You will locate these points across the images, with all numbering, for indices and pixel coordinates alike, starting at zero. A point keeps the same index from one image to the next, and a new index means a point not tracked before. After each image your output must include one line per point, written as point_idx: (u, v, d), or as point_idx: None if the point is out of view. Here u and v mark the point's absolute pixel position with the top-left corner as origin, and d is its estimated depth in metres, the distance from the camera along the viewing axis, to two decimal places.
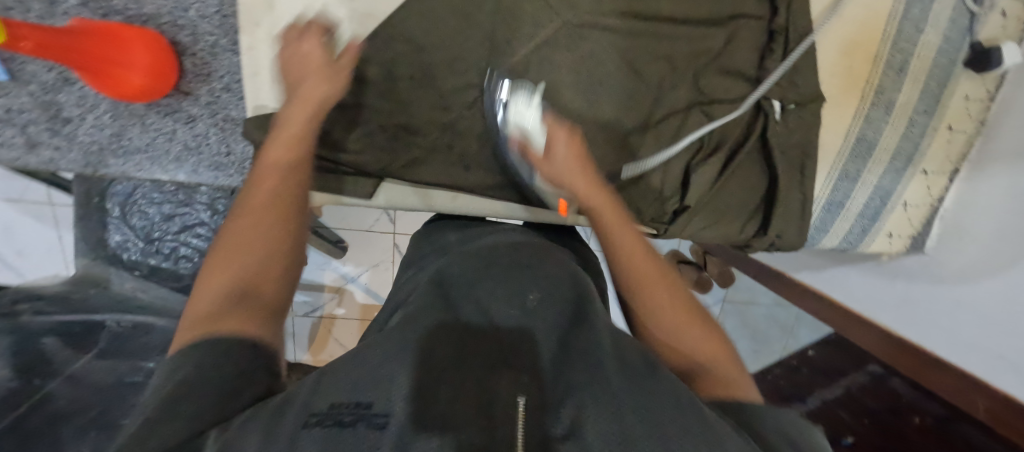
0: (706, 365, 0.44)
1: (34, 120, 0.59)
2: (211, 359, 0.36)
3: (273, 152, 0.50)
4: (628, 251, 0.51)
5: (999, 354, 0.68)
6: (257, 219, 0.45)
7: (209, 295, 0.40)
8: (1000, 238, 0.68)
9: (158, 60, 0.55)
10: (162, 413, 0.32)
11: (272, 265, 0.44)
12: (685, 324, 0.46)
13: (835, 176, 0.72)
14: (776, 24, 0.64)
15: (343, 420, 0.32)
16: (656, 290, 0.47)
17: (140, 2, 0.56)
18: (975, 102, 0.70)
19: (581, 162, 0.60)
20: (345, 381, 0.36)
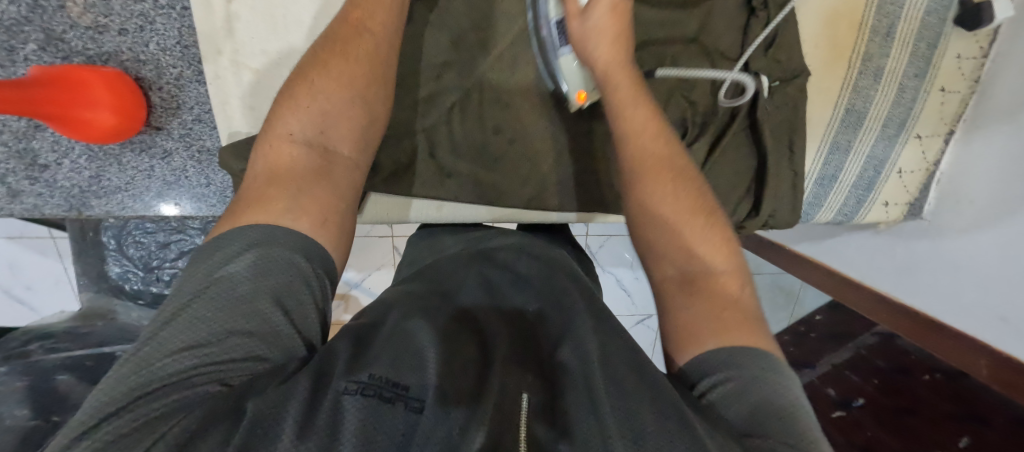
0: (713, 304, 0.40)
1: (11, 169, 0.59)
2: (271, 257, 0.38)
3: (356, 38, 0.49)
4: (650, 163, 0.47)
5: (1000, 316, 0.67)
6: (331, 100, 0.46)
7: (288, 148, 0.43)
8: (1004, 198, 0.66)
9: (123, 101, 0.54)
10: (204, 330, 0.34)
11: (346, 134, 0.46)
12: (699, 247, 0.43)
13: (825, 150, 0.70)
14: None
15: (383, 395, 0.33)
16: (666, 189, 0.45)
17: (98, 41, 0.55)
18: (967, 60, 0.68)
19: (624, 34, 0.53)
20: (382, 355, 0.37)
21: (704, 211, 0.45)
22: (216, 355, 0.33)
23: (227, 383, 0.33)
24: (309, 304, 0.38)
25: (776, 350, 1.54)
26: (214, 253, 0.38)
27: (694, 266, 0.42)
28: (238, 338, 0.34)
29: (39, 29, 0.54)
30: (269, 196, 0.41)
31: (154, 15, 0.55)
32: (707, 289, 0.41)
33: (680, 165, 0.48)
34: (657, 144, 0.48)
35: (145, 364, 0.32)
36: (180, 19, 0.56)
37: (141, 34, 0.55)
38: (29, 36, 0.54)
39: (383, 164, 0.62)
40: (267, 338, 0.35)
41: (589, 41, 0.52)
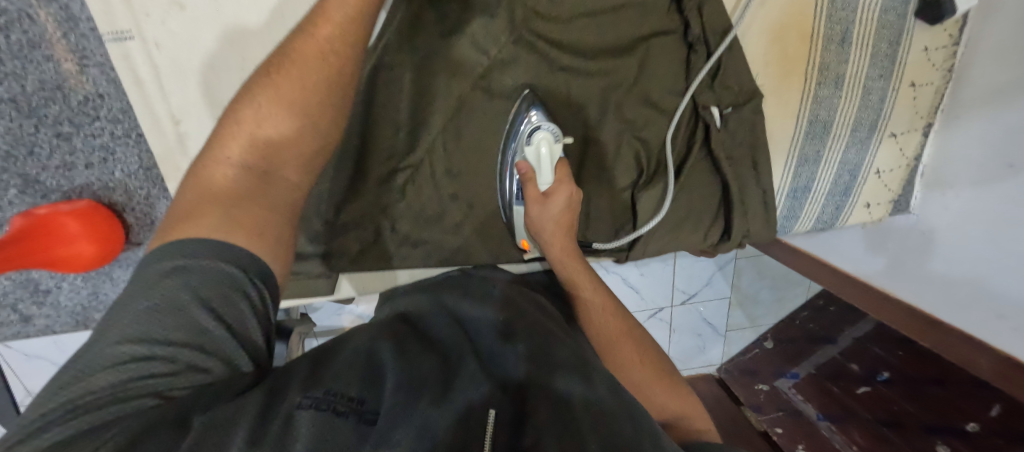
0: (687, 431, 0.50)
1: (20, 298, 0.65)
2: (208, 271, 0.39)
3: (309, 45, 0.47)
4: (617, 338, 0.56)
5: (997, 313, 0.63)
6: (282, 116, 0.46)
7: (227, 173, 0.44)
8: (998, 189, 0.62)
9: (97, 229, 0.58)
10: (141, 344, 0.35)
11: (289, 157, 0.47)
12: (668, 399, 0.53)
13: (794, 163, 0.68)
14: (691, 35, 0.59)
15: (336, 409, 0.36)
16: (631, 353, 0.55)
17: (70, 177, 0.59)
18: (937, 51, 0.64)
19: (567, 224, 0.61)
20: (340, 376, 0.39)
21: (661, 361, 0.55)
22: (153, 368, 0.35)
23: (168, 394, 0.35)
24: (249, 313, 0.40)
25: (793, 327, 1.32)
26: (151, 263, 0.39)
27: (666, 413, 0.52)
28: (172, 346, 0.36)
29: (16, 175, 0.58)
30: (201, 219, 0.41)
31: (113, 145, 0.58)
32: (681, 425, 0.51)
33: (632, 324, 0.57)
34: (613, 314, 0.58)
35: (81, 377, 0.34)
36: (137, 146, 0.58)
37: (106, 165, 0.59)
38: (9, 183, 0.58)
39: (350, 245, 0.65)
40: (205, 346, 0.37)
41: (544, 227, 0.60)
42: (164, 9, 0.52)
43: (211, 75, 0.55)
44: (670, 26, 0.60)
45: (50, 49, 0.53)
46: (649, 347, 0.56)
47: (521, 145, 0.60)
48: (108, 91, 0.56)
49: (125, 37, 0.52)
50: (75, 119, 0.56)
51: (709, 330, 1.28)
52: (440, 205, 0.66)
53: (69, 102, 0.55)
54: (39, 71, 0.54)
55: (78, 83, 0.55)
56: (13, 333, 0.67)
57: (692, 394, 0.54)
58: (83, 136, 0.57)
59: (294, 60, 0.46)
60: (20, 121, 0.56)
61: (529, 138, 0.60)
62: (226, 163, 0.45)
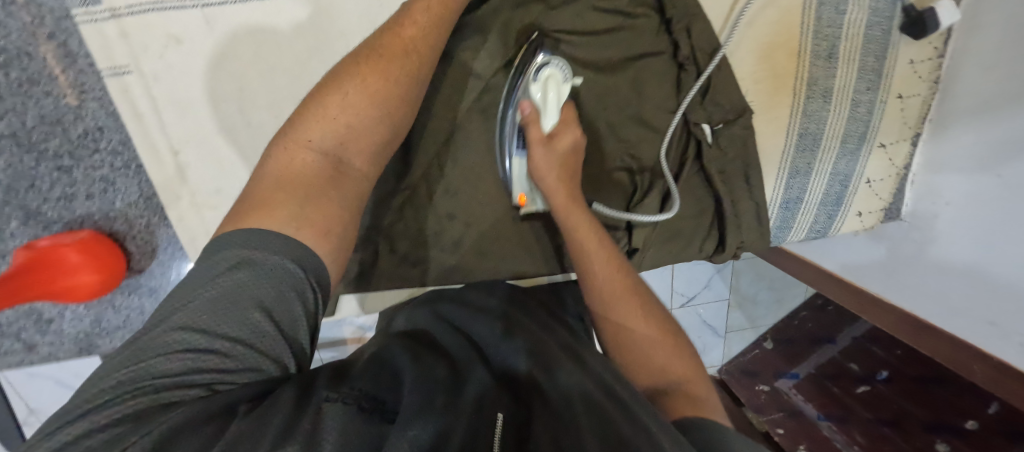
0: (685, 396, 0.43)
1: (24, 327, 0.66)
2: (272, 267, 0.37)
3: (392, 41, 0.49)
4: (618, 292, 0.50)
5: (989, 320, 0.64)
6: (358, 104, 0.46)
7: (303, 158, 0.44)
8: (991, 199, 0.62)
9: (99, 258, 0.58)
10: (199, 334, 0.35)
11: (362, 147, 0.47)
12: (667, 363, 0.46)
13: (785, 176, 0.69)
14: (680, 56, 0.60)
15: (361, 405, 0.37)
16: (632, 310, 0.49)
17: (71, 208, 0.60)
18: (923, 63, 0.65)
19: (570, 172, 0.57)
20: (364, 379, 0.41)
21: (665, 321, 0.49)
22: (205, 361, 0.34)
23: (214, 389, 0.34)
24: (302, 317, 0.38)
25: (791, 327, 1.24)
26: (213, 253, 0.38)
27: (663, 377, 0.45)
28: (226, 340, 0.35)
29: (18, 208, 0.59)
30: (281, 209, 0.40)
31: (113, 177, 0.59)
32: (679, 388, 0.44)
33: (637, 282, 0.51)
34: (614, 268, 0.51)
35: (138, 359, 0.33)
36: (137, 176, 0.59)
37: (106, 196, 0.60)
38: (11, 215, 0.59)
39: (349, 266, 0.66)
40: (255, 343, 0.36)
41: (543, 173, 0.56)
42: (161, 44, 0.53)
43: (209, 106, 0.56)
44: (659, 45, 0.61)
45: (50, 85, 0.54)
46: (655, 307, 0.50)
47: (523, 84, 0.58)
48: (107, 124, 0.56)
49: (124, 72, 0.53)
50: (75, 153, 0.57)
51: (709, 333, 1.21)
52: (438, 225, 0.66)
53: (68, 136, 0.56)
54: (39, 106, 0.55)
55: (77, 117, 0.56)
56: (17, 360, 0.67)
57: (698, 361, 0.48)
58: (83, 169, 0.58)
59: (378, 54, 0.48)
60: (21, 156, 0.57)
61: (539, 78, 0.57)
62: (307, 145, 0.44)
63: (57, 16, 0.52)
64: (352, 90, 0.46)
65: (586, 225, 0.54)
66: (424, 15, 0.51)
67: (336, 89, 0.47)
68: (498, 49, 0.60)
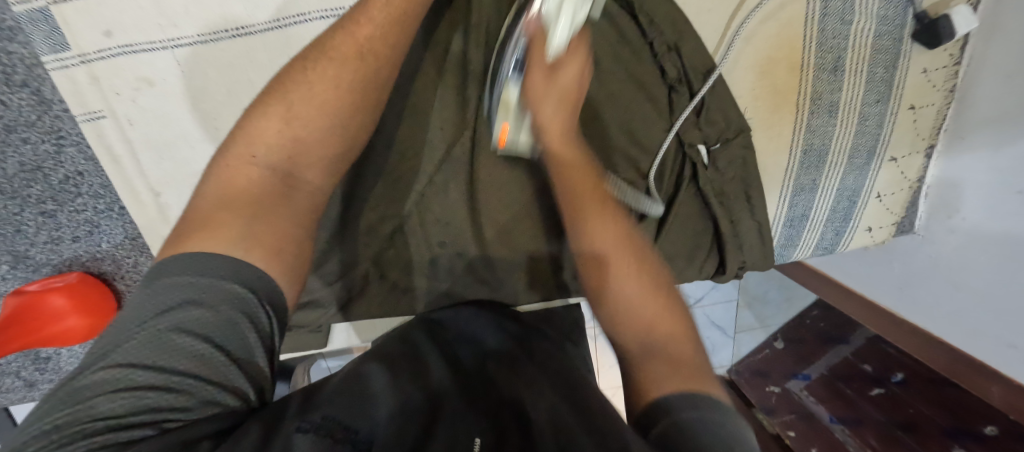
0: (671, 359, 0.39)
1: (23, 365, 0.66)
2: (217, 288, 0.36)
3: (344, 45, 0.48)
4: (609, 247, 0.47)
5: (1009, 342, 0.61)
6: (308, 112, 0.46)
7: (248, 172, 0.43)
8: (1012, 215, 0.58)
9: (86, 301, 0.58)
10: (145, 370, 0.32)
11: (313, 159, 0.46)
12: (656, 318, 0.42)
13: (789, 193, 0.65)
14: (669, 79, 0.57)
15: (333, 435, 0.35)
16: (623, 268, 0.45)
17: (58, 251, 0.59)
18: (938, 71, 0.61)
19: (569, 126, 0.55)
20: (335, 402, 0.39)
21: (665, 286, 0.45)
22: (151, 398, 0.31)
23: (163, 427, 0.31)
24: (257, 345, 0.37)
25: (804, 326, 1.13)
26: (161, 285, 0.36)
27: (651, 337, 0.41)
28: (176, 373, 0.33)
29: (6, 252, 0.59)
30: (230, 229, 0.39)
31: (97, 219, 0.58)
32: (664, 350, 0.40)
33: (637, 246, 0.48)
34: (606, 224, 0.48)
35: (76, 400, 0.31)
36: (120, 218, 0.59)
37: (91, 238, 0.59)
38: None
39: (336, 297, 0.63)
40: (207, 375, 0.34)
41: (540, 109, 0.56)
42: (133, 87, 0.52)
43: (187, 147, 0.55)
44: (648, 65, 0.58)
45: (27, 132, 0.54)
46: (659, 274, 0.46)
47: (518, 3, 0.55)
48: (86, 168, 0.56)
49: (98, 116, 0.52)
50: (58, 197, 0.57)
51: (716, 333, 1.17)
52: (427, 256, 0.63)
53: (50, 181, 0.56)
54: (18, 153, 0.54)
55: (57, 162, 0.55)
56: (19, 397, 0.68)
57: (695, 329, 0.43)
58: (67, 213, 0.57)
59: (328, 58, 0.47)
60: (5, 202, 0.56)
61: None
62: (251, 161, 0.43)
63: (29, 63, 0.51)
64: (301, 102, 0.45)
65: (593, 188, 0.51)
66: (381, 16, 0.50)
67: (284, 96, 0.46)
68: (480, 73, 0.59)
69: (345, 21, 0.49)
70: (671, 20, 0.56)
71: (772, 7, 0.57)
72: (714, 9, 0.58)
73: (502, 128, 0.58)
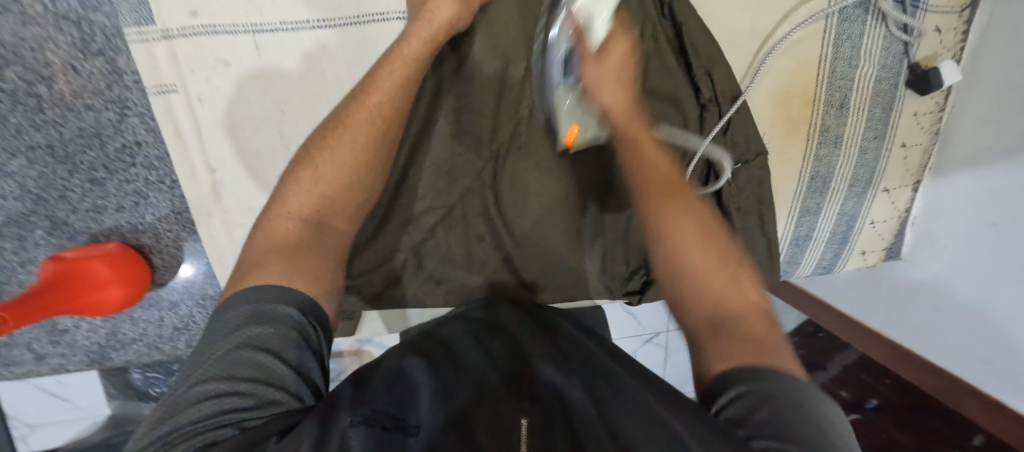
0: (739, 334, 0.41)
1: (36, 337, 0.65)
2: (277, 316, 0.38)
3: (366, 101, 0.50)
4: (677, 209, 0.49)
5: (984, 359, 0.68)
6: (337, 170, 0.47)
7: (286, 224, 0.44)
8: (987, 245, 0.66)
9: (127, 272, 0.58)
10: (224, 382, 0.34)
11: (341, 209, 0.47)
12: (723, 292, 0.45)
13: (796, 214, 0.72)
14: (703, 98, 0.63)
15: (384, 426, 0.36)
16: (690, 242, 0.47)
17: (100, 220, 0.59)
18: (926, 115, 0.70)
19: (626, 81, 0.58)
20: (380, 396, 0.40)
21: (734, 256, 0.47)
22: (231, 404, 0.33)
23: (244, 426, 0.33)
24: (307, 354, 0.38)
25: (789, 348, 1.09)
26: (221, 318, 0.38)
27: (721, 309, 0.44)
28: (248, 385, 0.35)
29: (46, 217, 0.59)
30: (269, 266, 0.41)
31: (147, 190, 0.59)
32: (737, 323, 0.42)
33: (704, 215, 0.50)
34: (668, 193, 0.50)
35: (170, 414, 0.33)
36: (171, 191, 0.60)
37: (137, 209, 0.60)
38: (38, 224, 0.59)
39: (373, 282, 0.65)
40: (273, 382, 0.35)
41: (603, 84, 0.57)
42: (210, 66, 0.55)
43: (251, 127, 0.57)
44: (684, 88, 0.64)
45: (93, 100, 0.55)
46: (727, 245, 0.48)
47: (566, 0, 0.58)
48: (146, 139, 0.57)
49: (170, 90, 0.55)
50: (110, 166, 0.57)
51: None
52: (464, 248, 0.66)
53: (106, 149, 0.57)
54: (79, 120, 0.55)
55: (117, 131, 0.56)
56: (26, 370, 0.66)
57: (769, 306, 0.45)
58: (117, 182, 0.58)
59: (344, 125, 0.49)
60: (55, 167, 0.57)
61: None
62: (288, 217, 0.45)
63: (108, 34, 0.53)
64: (323, 164, 0.47)
65: (666, 173, 0.52)
66: (393, 82, 0.51)
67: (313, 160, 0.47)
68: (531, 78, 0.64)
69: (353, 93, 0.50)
70: (708, 50, 0.62)
71: (790, 47, 0.65)
72: (742, 44, 0.65)
73: (571, 129, 0.60)
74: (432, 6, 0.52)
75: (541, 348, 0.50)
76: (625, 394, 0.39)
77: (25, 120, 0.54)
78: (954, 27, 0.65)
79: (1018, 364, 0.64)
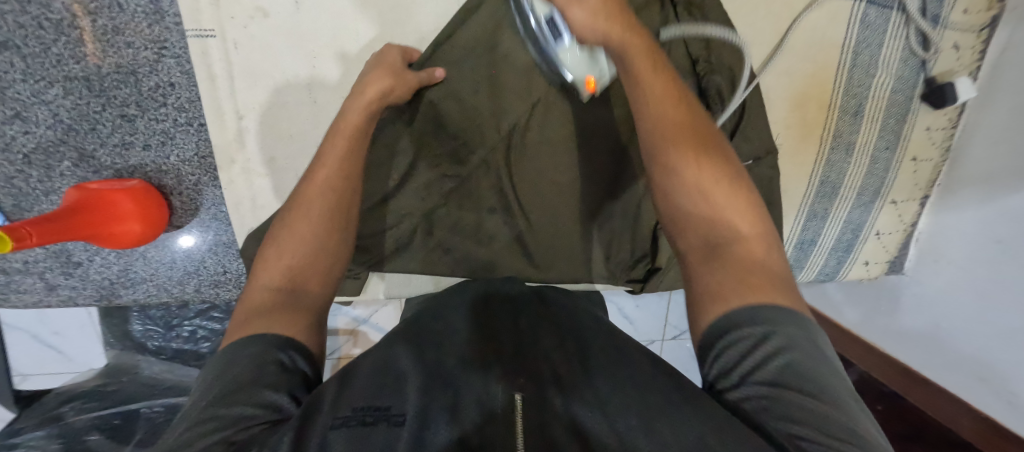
0: (739, 266, 0.38)
1: (49, 267, 0.66)
2: (245, 353, 0.38)
3: (336, 138, 0.51)
4: (672, 127, 0.44)
5: (981, 376, 0.70)
6: (301, 232, 0.46)
7: (263, 299, 0.43)
8: (988, 264, 0.67)
9: (147, 209, 0.59)
10: (210, 408, 0.33)
11: (316, 270, 0.45)
12: (720, 212, 0.41)
13: (803, 217, 0.73)
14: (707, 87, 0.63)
15: (366, 420, 0.34)
16: (692, 177, 0.42)
17: (126, 156, 0.61)
18: (938, 131, 0.71)
19: (617, 7, 0.48)
20: (361, 391, 0.37)
21: (741, 187, 0.42)
22: (217, 422, 0.32)
23: (234, 437, 0.31)
24: (286, 372, 0.37)
25: None
26: (201, 380, 0.37)
27: (716, 232, 0.41)
28: (236, 417, 0.33)
29: (73, 149, 0.60)
30: (255, 326, 0.40)
31: (173, 132, 0.61)
32: (733, 247, 0.39)
33: (716, 152, 0.44)
34: (678, 119, 0.44)
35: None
36: (197, 134, 0.61)
37: (163, 149, 0.61)
38: (65, 154, 0.60)
39: (384, 244, 0.66)
40: (256, 398, 0.34)
41: (591, 25, 0.47)
42: (249, 15, 0.57)
43: (282, 79, 0.60)
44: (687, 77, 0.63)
45: (133, 37, 0.57)
46: (737, 177, 0.43)
47: None
48: (179, 81, 0.59)
49: (208, 35, 0.57)
50: (142, 104, 0.59)
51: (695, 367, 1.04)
52: (476, 219, 0.67)
53: (139, 86, 0.59)
54: (117, 55, 0.57)
55: (152, 70, 0.58)
56: (34, 300, 0.67)
57: (771, 229, 0.42)
58: (147, 120, 0.60)
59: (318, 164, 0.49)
60: (89, 99, 0.58)
61: None
62: (264, 287, 0.44)
63: None
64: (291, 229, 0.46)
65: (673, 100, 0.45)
66: (340, 147, 0.50)
67: (286, 227, 0.47)
68: None
69: (323, 141, 0.51)
70: (731, 45, 0.63)
71: (809, 52, 0.67)
72: (764, 42, 0.66)
73: (588, 81, 0.58)
74: (366, 80, 0.54)
75: (536, 333, 0.48)
76: (614, 373, 0.40)
77: (66, 51, 0.56)
78: (972, 46, 0.66)
79: (1014, 384, 0.66)
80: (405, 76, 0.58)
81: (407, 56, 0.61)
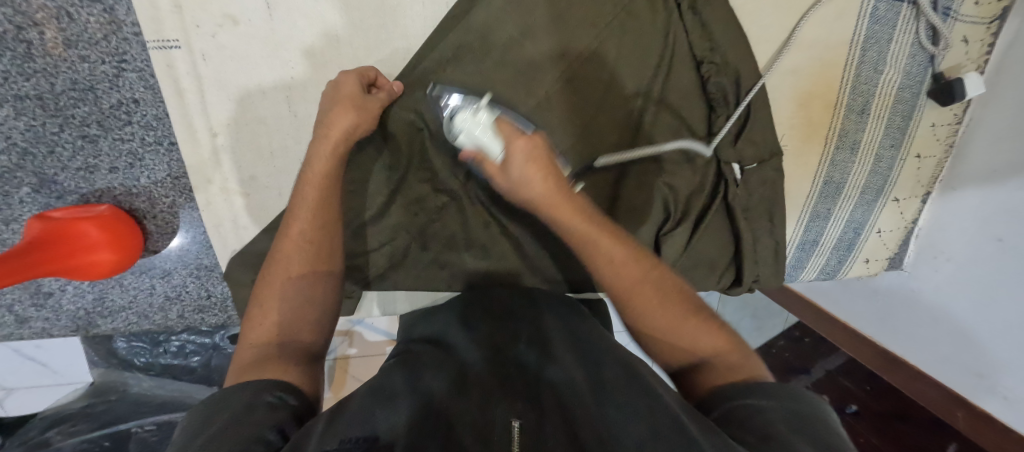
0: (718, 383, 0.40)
1: (18, 299, 0.62)
2: (231, 401, 0.34)
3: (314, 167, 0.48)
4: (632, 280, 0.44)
5: (977, 372, 0.70)
6: (287, 281, 0.43)
7: (252, 355, 0.40)
8: (991, 263, 0.66)
9: (119, 236, 0.55)
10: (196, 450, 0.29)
11: (306, 321, 0.43)
12: (691, 341, 0.42)
13: (806, 218, 0.72)
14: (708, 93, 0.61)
15: None
16: (655, 323, 0.43)
17: (91, 180, 0.56)
18: (942, 127, 0.69)
19: (553, 171, 0.45)
20: (351, 419, 0.33)
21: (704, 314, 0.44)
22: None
23: None
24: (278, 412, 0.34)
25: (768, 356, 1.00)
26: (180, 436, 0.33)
27: (698, 356, 0.42)
28: (228, 449, 0.29)
29: (32, 174, 0.55)
30: (245, 376, 0.37)
31: (142, 152, 0.56)
32: (715, 364, 0.41)
33: (674, 290, 0.44)
34: (634, 268, 0.44)
35: None
36: (168, 154, 0.57)
37: (132, 170, 0.57)
38: (23, 180, 0.55)
39: (377, 262, 0.63)
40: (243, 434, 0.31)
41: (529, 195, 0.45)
42: (216, 23, 0.52)
43: (258, 92, 0.55)
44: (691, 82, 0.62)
45: (88, 50, 0.51)
46: (699, 306, 0.44)
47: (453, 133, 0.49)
48: (144, 96, 0.54)
49: (172, 46, 0.52)
50: (104, 123, 0.54)
51: None
52: (473, 232, 0.64)
53: (100, 104, 0.53)
54: (72, 71, 0.52)
55: (113, 86, 0.53)
56: (5, 333, 0.63)
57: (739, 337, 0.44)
58: (112, 140, 0.55)
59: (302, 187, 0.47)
60: (45, 120, 0.53)
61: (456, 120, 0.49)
62: (253, 342, 0.41)
63: None
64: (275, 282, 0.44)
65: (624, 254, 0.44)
66: (313, 199, 0.47)
67: (271, 276, 0.44)
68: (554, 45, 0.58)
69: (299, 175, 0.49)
70: (736, 44, 0.60)
71: (815, 49, 0.64)
72: (769, 39, 0.63)
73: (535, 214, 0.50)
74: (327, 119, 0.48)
75: (537, 354, 0.45)
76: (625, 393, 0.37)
77: (12, 67, 0.51)
78: (981, 39, 0.64)
79: (1010, 379, 0.66)
80: (370, 105, 0.52)
81: (365, 80, 0.54)
